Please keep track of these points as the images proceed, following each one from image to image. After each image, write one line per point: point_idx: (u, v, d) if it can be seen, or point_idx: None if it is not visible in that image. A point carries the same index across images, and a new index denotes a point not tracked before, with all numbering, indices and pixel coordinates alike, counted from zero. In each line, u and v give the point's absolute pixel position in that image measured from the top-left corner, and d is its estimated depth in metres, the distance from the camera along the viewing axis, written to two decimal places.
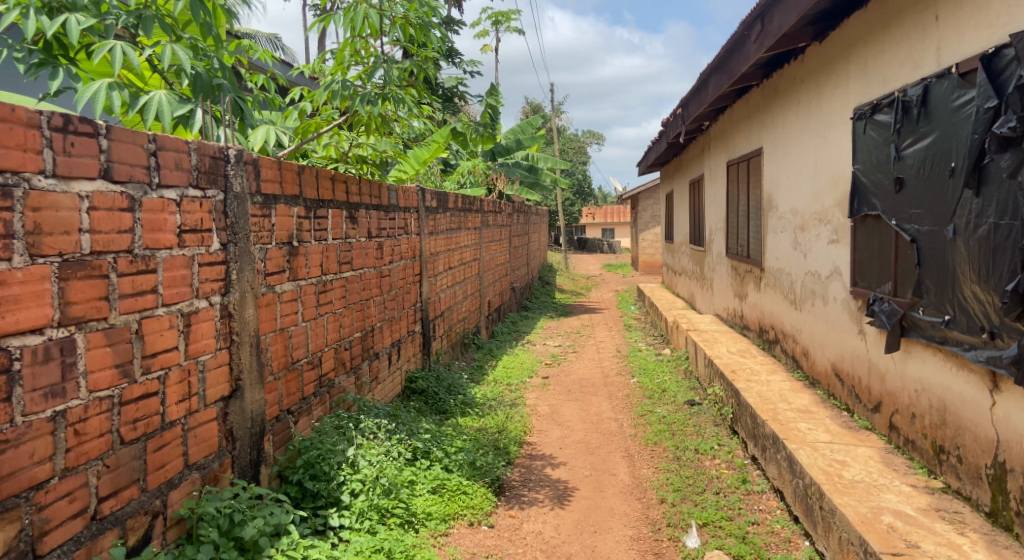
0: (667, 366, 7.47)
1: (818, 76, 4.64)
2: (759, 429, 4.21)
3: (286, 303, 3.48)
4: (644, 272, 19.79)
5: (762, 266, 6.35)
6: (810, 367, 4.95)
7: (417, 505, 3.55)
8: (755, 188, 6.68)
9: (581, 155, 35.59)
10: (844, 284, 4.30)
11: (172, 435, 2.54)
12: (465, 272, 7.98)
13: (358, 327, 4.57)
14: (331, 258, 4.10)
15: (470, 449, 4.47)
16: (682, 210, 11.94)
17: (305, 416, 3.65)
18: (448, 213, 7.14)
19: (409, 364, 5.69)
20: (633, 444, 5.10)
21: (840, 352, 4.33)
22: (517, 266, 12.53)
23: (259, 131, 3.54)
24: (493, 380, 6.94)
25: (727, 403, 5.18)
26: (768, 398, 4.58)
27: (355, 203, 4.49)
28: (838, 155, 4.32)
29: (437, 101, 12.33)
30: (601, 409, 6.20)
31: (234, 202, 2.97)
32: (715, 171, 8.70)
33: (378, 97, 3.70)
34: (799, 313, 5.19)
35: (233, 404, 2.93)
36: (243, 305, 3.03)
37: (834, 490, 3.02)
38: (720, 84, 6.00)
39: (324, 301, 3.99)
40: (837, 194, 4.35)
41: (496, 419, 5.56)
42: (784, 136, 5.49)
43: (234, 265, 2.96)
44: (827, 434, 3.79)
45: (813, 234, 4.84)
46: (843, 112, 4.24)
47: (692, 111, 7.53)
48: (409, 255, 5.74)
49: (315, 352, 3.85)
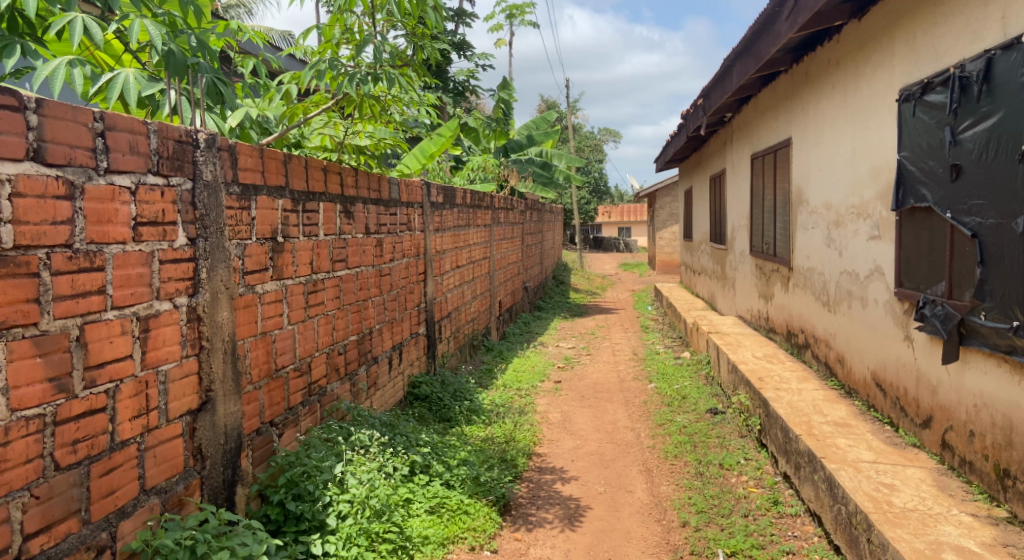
0: (686, 371, 7.10)
1: (856, 58, 4.25)
2: (792, 445, 3.83)
3: (268, 304, 3.16)
4: (661, 271, 19.34)
5: (791, 265, 5.94)
6: (845, 374, 4.57)
7: (413, 528, 3.22)
8: (782, 181, 6.28)
9: (596, 153, 35.16)
10: (886, 284, 3.91)
11: (125, 457, 2.22)
12: (474, 270, 7.64)
13: (354, 330, 4.25)
14: (323, 256, 3.78)
15: (474, 463, 4.13)
16: (701, 206, 11.52)
17: (291, 428, 3.33)
18: (456, 209, 6.80)
19: (412, 368, 5.36)
20: (651, 457, 4.74)
21: (882, 360, 3.94)
22: (530, 265, 12.17)
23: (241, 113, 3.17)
24: (502, 385, 6.60)
25: (753, 413, 4.80)
26: (800, 409, 4.19)
27: (351, 197, 4.16)
28: (880, 141, 3.93)
29: (448, 96, 11.96)
30: (616, 416, 5.84)
31: (205, 192, 2.63)
32: (737, 165, 8.30)
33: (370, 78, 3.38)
34: (834, 316, 4.80)
35: (203, 418, 2.60)
36: (215, 307, 2.69)
37: (884, 521, 2.65)
38: (747, 70, 5.61)
39: (314, 303, 3.67)
40: (878, 184, 3.97)
41: (503, 428, 5.21)
42: (816, 124, 5.10)
43: (205, 261, 2.63)
44: (871, 452, 3.41)
45: (849, 230, 4.45)
46: (886, 94, 3.85)
47: (715, 102, 7.12)
48: (412, 253, 5.41)
49: (304, 358, 3.52)
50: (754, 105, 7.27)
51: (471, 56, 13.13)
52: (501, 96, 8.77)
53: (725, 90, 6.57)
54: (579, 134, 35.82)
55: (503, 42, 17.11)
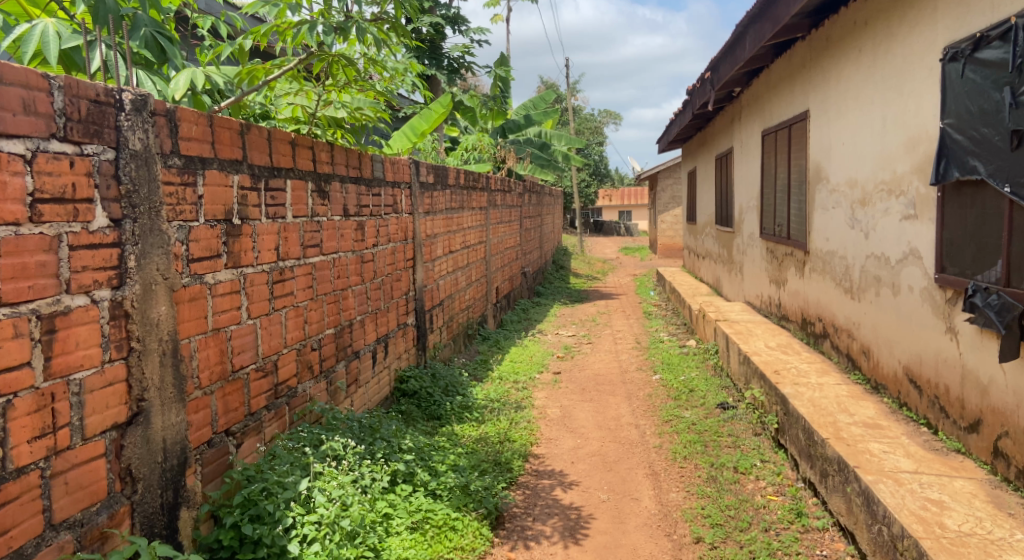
0: (693, 361, 6.69)
1: (889, 17, 3.84)
2: (817, 449, 3.43)
3: (222, 296, 2.73)
4: (664, 255, 18.87)
5: (807, 248, 5.52)
6: (871, 367, 4.17)
7: (390, 550, 2.82)
8: (798, 157, 5.84)
9: (597, 135, 34.55)
10: (924, 269, 3.50)
11: (23, 487, 1.83)
12: (469, 256, 7.21)
13: (331, 323, 3.83)
14: (291, 240, 3.35)
15: (464, 470, 3.75)
16: (707, 187, 11.06)
17: (252, 436, 2.92)
18: (449, 190, 6.36)
19: (400, 361, 4.96)
20: (658, 458, 4.34)
21: (918, 353, 3.55)
22: (529, 250, 11.75)
23: (183, 74, 2.68)
24: (497, 378, 6.20)
25: (769, 409, 4.40)
26: (824, 407, 3.78)
27: (326, 174, 3.73)
28: (918, 109, 3.52)
29: (442, 73, 11.44)
30: (620, 411, 5.44)
31: (132, 163, 2.21)
32: (747, 143, 7.84)
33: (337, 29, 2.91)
34: (857, 303, 4.39)
35: (133, 435, 2.20)
36: (149, 301, 2.27)
37: (939, 549, 2.29)
38: (762, 34, 5.17)
39: (281, 294, 3.25)
40: (915, 157, 3.56)
41: (498, 426, 4.81)
42: (839, 93, 4.67)
43: (134, 246, 2.21)
44: (910, 460, 3.01)
45: (878, 209, 4.03)
46: (926, 54, 3.45)
47: (723, 74, 6.68)
48: (400, 238, 4.98)
49: (268, 356, 3.11)
50: (765, 77, 6.83)
51: (467, 31, 12.59)
52: (498, 73, 8.34)
53: (736, 60, 6.12)
54: (580, 116, 35.20)
55: (501, 18, 16.46)
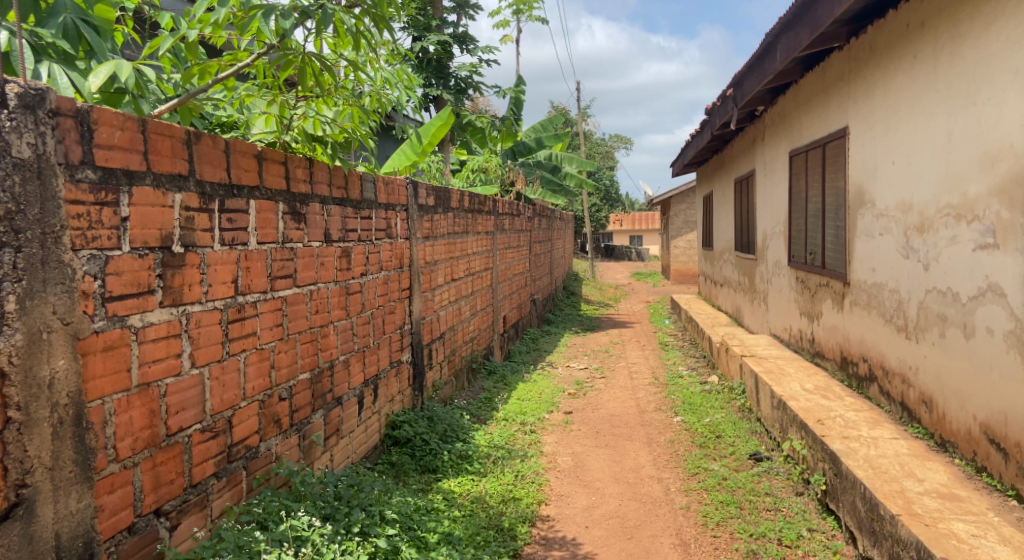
0: (717, 400, 6.10)
1: (955, 16, 3.32)
2: (882, 526, 2.84)
3: (153, 342, 2.19)
4: (677, 282, 18.23)
5: (847, 280, 4.94)
6: (933, 421, 3.57)
7: None
8: (834, 178, 5.29)
9: (608, 158, 34.25)
10: (1009, 309, 2.94)
11: None
12: (473, 283, 6.66)
13: (306, 366, 3.28)
14: (254, 271, 2.81)
15: (458, 543, 3.15)
16: (726, 210, 10.49)
17: (192, 515, 2.38)
18: (451, 214, 5.83)
19: (392, 405, 4.41)
20: (686, 523, 3.74)
21: (1001, 410, 2.99)
22: (539, 276, 11.19)
23: (106, 66, 2.11)
24: (502, 419, 5.63)
25: (813, 466, 3.81)
26: (885, 470, 3.19)
27: (303, 195, 3.21)
28: (998, 119, 2.99)
29: (449, 92, 10.96)
30: (639, 461, 4.85)
31: (17, 176, 1.73)
32: (772, 164, 7.29)
33: (295, 10, 2.36)
34: (915, 345, 3.82)
35: (8, 534, 1.70)
36: (35, 355, 1.76)
37: None
38: (796, 41, 4.67)
39: (239, 335, 2.69)
40: (995, 175, 3.01)
41: (501, 480, 4.24)
42: (888, 105, 4.14)
43: (16, 284, 1.72)
44: (1008, 550, 2.46)
45: (940, 236, 3.49)
46: (1007, 55, 2.92)
47: (748, 89, 6.18)
48: (393, 265, 4.44)
49: (219, 413, 2.56)
50: (794, 93, 6.31)
51: (474, 50, 12.12)
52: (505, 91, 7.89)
53: (763, 74, 5.62)
54: (590, 140, 34.86)
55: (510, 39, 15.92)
